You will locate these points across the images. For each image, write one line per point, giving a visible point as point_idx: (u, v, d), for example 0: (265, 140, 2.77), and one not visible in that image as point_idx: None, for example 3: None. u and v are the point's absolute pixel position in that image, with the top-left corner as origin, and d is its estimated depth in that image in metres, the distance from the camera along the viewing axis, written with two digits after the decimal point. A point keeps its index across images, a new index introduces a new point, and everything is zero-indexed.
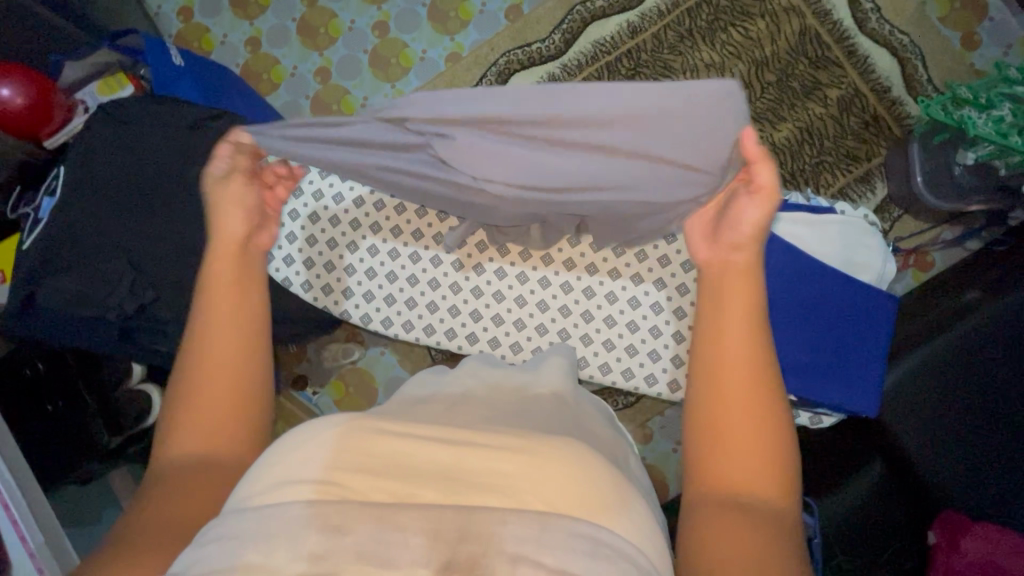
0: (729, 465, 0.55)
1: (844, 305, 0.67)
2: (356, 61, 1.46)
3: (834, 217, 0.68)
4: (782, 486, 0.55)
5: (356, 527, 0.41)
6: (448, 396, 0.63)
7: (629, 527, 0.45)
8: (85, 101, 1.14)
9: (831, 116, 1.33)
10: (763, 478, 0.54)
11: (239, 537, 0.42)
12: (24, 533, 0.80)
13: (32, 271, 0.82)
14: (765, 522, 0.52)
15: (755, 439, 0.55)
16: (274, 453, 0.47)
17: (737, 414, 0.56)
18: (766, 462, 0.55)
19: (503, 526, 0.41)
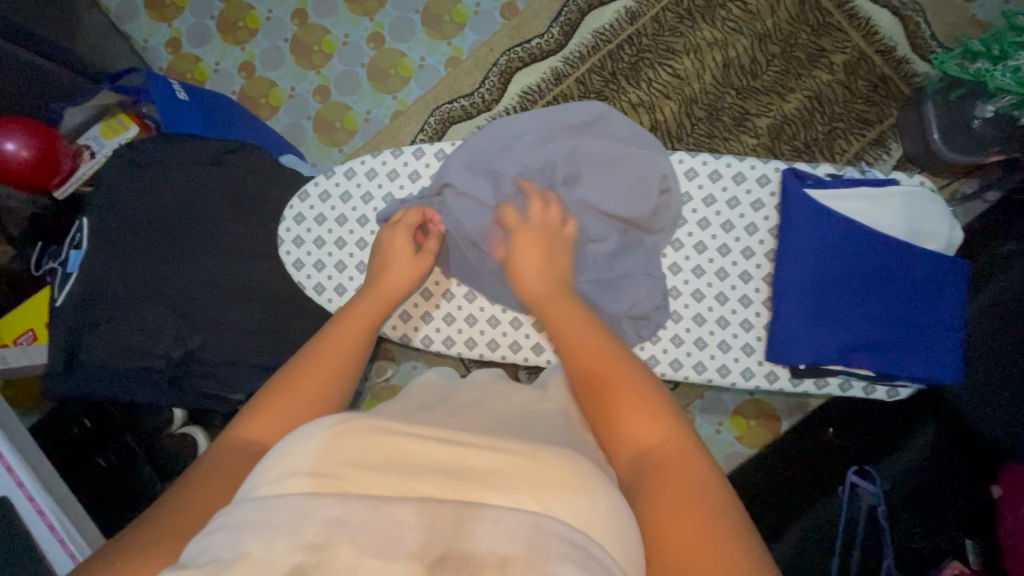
0: (626, 437, 0.52)
1: (916, 276, 0.68)
2: (353, 76, 1.44)
3: (896, 189, 0.69)
4: (671, 426, 0.52)
5: (356, 518, 0.39)
6: (458, 402, 0.61)
7: (624, 552, 0.41)
8: (90, 145, 1.11)
9: (839, 81, 1.32)
10: (653, 433, 0.51)
11: (243, 526, 0.39)
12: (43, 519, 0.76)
13: (72, 330, 0.82)
14: (689, 475, 0.47)
15: (630, 400, 0.53)
16: (281, 447, 0.45)
17: (614, 399, 0.54)
18: (662, 422, 0.52)
19: (497, 524, 0.39)
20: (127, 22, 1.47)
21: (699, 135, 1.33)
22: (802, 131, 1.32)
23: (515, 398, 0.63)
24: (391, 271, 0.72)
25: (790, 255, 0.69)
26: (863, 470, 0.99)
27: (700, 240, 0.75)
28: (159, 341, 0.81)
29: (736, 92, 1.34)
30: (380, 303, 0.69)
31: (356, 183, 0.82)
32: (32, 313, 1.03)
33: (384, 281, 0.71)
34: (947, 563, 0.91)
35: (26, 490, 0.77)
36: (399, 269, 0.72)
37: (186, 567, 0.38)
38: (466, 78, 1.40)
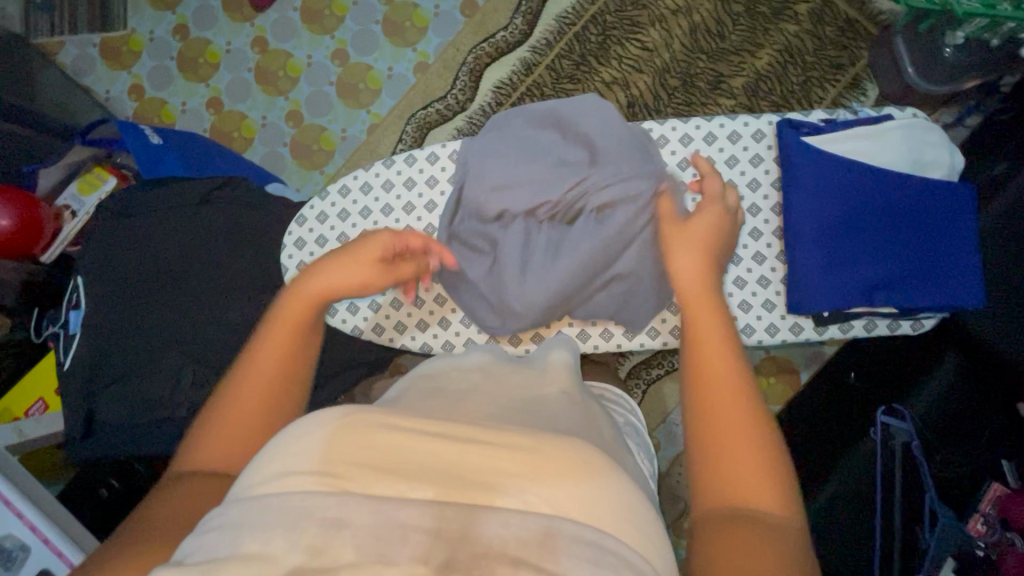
0: (729, 483, 0.46)
1: (928, 205, 0.68)
2: (323, 95, 1.42)
3: (893, 122, 0.70)
4: (791, 504, 0.45)
5: (356, 520, 0.38)
6: (455, 387, 0.59)
7: (610, 519, 0.42)
8: (69, 204, 1.09)
9: (807, 30, 1.32)
10: (765, 494, 0.45)
11: (241, 526, 0.39)
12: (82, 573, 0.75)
13: (86, 393, 0.81)
14: (771, 542, 0.43)
15: (755, 456, 0.46)
16: (274, 444, 0.44)
17: (720, 418, 0.48)
18: (764, 477, 0.46)
19: (507, 527, 0.39)
20: (86, 74, 1.44)
21: (676, 104, 1.33)
22: (778, 86, 1.32)
23: (513, 381, 0.61)
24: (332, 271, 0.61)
25: (800, 203, 0.69)
26: (892, 408, 0.99)
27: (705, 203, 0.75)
28: (176, 390, 0.80)
29: (706, 56, 1.34)
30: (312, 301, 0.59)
31: (352, 200, 0.81)
32: (41, 380, 1.01)
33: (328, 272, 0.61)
34: (988, 485, 0.93)
35: (64, 559, 0.75)
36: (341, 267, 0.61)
37: (179, 564, 0.39)
38: (436, 82, 1.39)
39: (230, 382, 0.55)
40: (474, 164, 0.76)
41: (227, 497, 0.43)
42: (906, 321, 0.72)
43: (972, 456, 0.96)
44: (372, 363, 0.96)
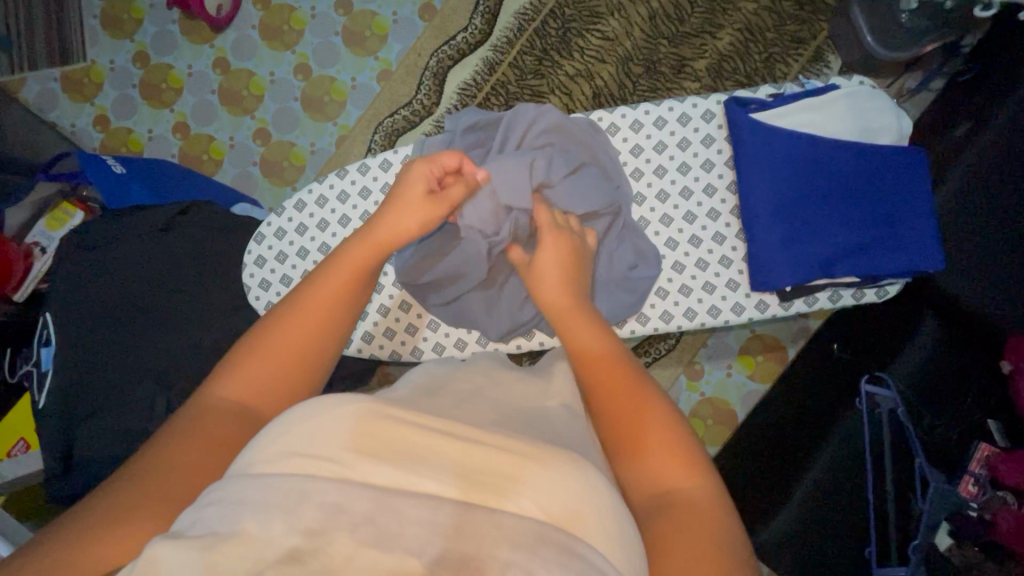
0: (653, 470, 0.50)
1: (877, 172, 0.68)
2: (289, 111, 1.41)
3: (837, 92, 0.70)
4: (702, 471, 0.50)
5: (356, 506, 0.38)
6: (457, 391, 0.58)
7: (600, 542, 0.41)
8: (39, 242, 1.09)
9: (765, 8, 1.32)
10: (678, 470, 0.50)
11: (242, 503, 0.38)
12: None
13: (65, 426, 0.80)
14: (699, 514, 0.47)
15: (664, 442, 0.51)
16: (284, 425, 0.43)
17: (631, 416, 0.52)
18: (683, 458, 0.51)
19: (500, 529, 0.38)
20: (50, 109, 1.43)
21: (641, 91, 1.33)
22: (741, 65, 1.32)
23: (517, 389, 0.61)
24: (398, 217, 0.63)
25: (752, 182, 0.69)
26: (876, 377, 0.99)
27: (661, 188, 0.75)
28: (153, 417, 0.79)
29: (668, 41, 1.33)
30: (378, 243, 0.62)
31: (308, 214, 0.81)
32: (21, 421, 1.00)
33: (383, 217, 0.63)
34: (976, 445, 0.93)
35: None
36: (400, 207, 0.64)
37: (178, 536, 0.37)
38: (401, 88, 1.39)
39: (229, 365, 0.55)
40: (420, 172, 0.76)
41: (227, 474, 0.42)
42: (870, 289, 0.72)
43: (958, 417, 0.96)
44: (357, 375, 0.95)
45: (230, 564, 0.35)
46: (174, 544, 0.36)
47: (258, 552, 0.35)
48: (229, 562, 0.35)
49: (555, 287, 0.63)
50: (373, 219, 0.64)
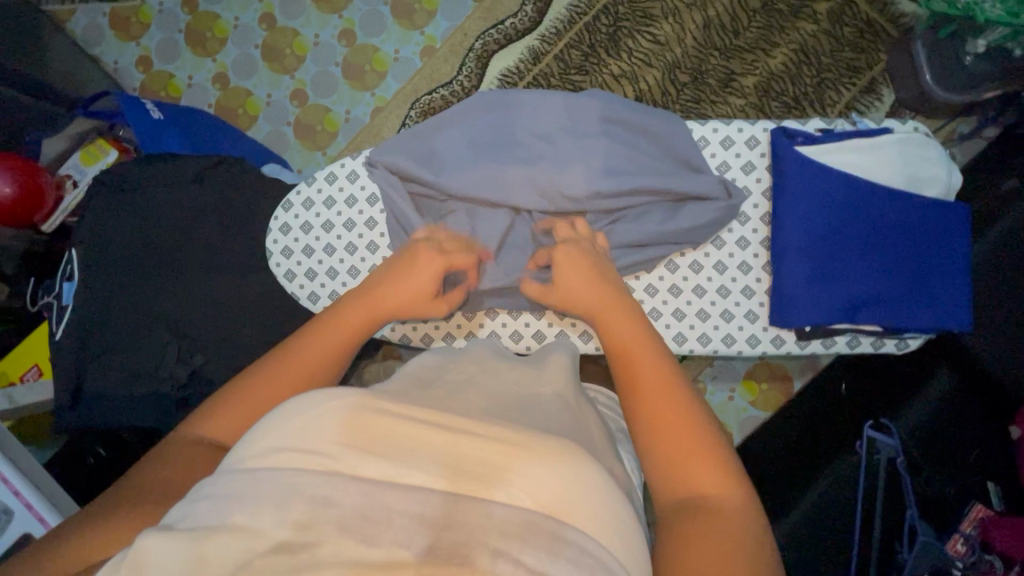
0: (682, 471, 0.50)
1: (918, 224, 0.66)
2: (329, 76, 1.41)
3: (891, 137, 0.68)
4: (729, 474, 0.50)
5: (344, 499, 0.39)
6: (448, 382, 0.59)
7: (600, 524, 0.42)
8: (72, 175, 1.11)
9: (825, 31, 1.28)
10: (705, 472, 0.50)
11: (231, 498, 0.39)
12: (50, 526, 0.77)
13: (77, 363, 0.81)
14: (726, 519, 0.47)
15: (701, 449, 0.51)
16: (276, 417, 0.44)
17: (660, 414, 0.52)
18: (711, 460, 0.50)
19: (489, 516, 0.39)
20: (95, 43, 1.44)
21: (685, 101, 1.30)
22: (790, 87, 1.28)
23: (510, 377, 0.62)
24: (393, 292, 0.63)
25: (790, 212, 0.67)
26: (879, 423, 0.98)
27: None
28: (162, 364, 0.81)
29: (719, 53, 1.30)
30: (368, 317, 0.62)
31: (339, 187, 0.80)
32: (36, 347, 1.03)
33: (381, 297, 0.63)
34: (971, 505, 0.92)
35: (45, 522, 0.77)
36: (398, 296, 0.63)
37: (170, 529, 0.38)
38: (443, 67, 1.38)
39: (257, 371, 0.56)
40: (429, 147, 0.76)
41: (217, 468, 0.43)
42: (891, 340, 0.71)
43: (959, 476, 0.93)
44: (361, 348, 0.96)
45: (217, 554, 0.36)
46: (164, 539, 0.37)
47: (250, 543, 0.37)
48: (220, 554, 0.36)
49: (585, 287, 0.64)
50: (371, 281, 0.65)
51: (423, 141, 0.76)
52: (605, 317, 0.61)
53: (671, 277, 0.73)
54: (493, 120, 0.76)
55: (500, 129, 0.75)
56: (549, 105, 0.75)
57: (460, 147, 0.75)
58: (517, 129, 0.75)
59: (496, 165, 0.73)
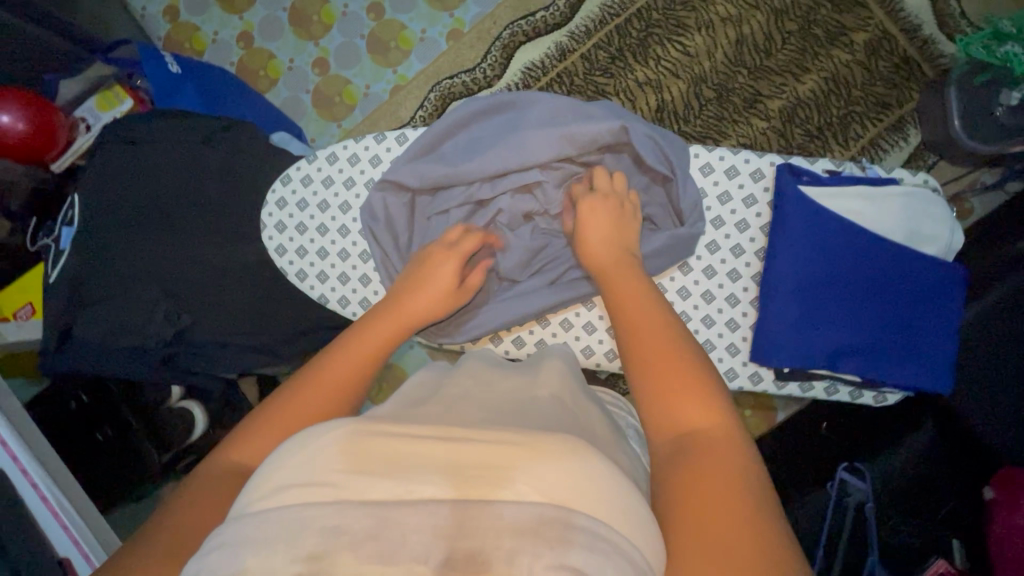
0: (676, 411, 0.50)
1: (914, 280, 0.66)
2: (354, 48, 1.40)
3: (896, 188, 0.67)
4: (723, 414, 0.50)
5: (355, 525, 0.38)
6: (445, 397, 0.59)
7: (615, 513, 0.41)
8: (86, 118, 1.11)
9: (859, 61, 1.25)
10: (698, 411, 0.50)
11: (240, 543, 0.38)
12: (25, 466, 0.78)
13: (68, 309, 0.82)
14: (715, 455, 0.47)
15: (695, 391, 0.51)
16: (282, 453, 0.44)
17: (658, 362, 0.54)
18: (704, 401, 0.51)
19: (501, 519, 0.38)
20: None
21: (707, 117, 1.28)
22: (816, 115, 1.26)
23: (505, 387, 0.62)
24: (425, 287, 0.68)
25: (785, 249, 0.66)
26: (854, 466, 0.97)
27: (713, 239, 0.72)
28: (149, 321, 0.82)
29: (748, 71, 1.28)
30: (399, 321, 0.65)
31: (339, 169, 0.80)
32: (29, 286, 1.02)
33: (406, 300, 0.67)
34: (935, 560, 0.89)
35: (61, 522, 0.77)
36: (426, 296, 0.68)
37: None
38: (468, 52, 1.36)
39: (272, 403, 0.56)
40: (425, 140, 0.75)
41: (227, 516, 0.42)
42: (870, 392, 0.70)
43: (924, 527, 0.93)
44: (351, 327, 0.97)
45: None
46: None
47: None
48: None
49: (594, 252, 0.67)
50: (394, 294, 0.69)
51: (422, 136, 0.76)
52: (612, 278, 0.64)
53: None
54: (494, 118, 0.76)
55: (507, 124, 0.75)
56: (558, 106, 0.74)
57: (461, 142, 0.76)
58: (518, 126, 0.74)
59: (496, 159, 0.73)
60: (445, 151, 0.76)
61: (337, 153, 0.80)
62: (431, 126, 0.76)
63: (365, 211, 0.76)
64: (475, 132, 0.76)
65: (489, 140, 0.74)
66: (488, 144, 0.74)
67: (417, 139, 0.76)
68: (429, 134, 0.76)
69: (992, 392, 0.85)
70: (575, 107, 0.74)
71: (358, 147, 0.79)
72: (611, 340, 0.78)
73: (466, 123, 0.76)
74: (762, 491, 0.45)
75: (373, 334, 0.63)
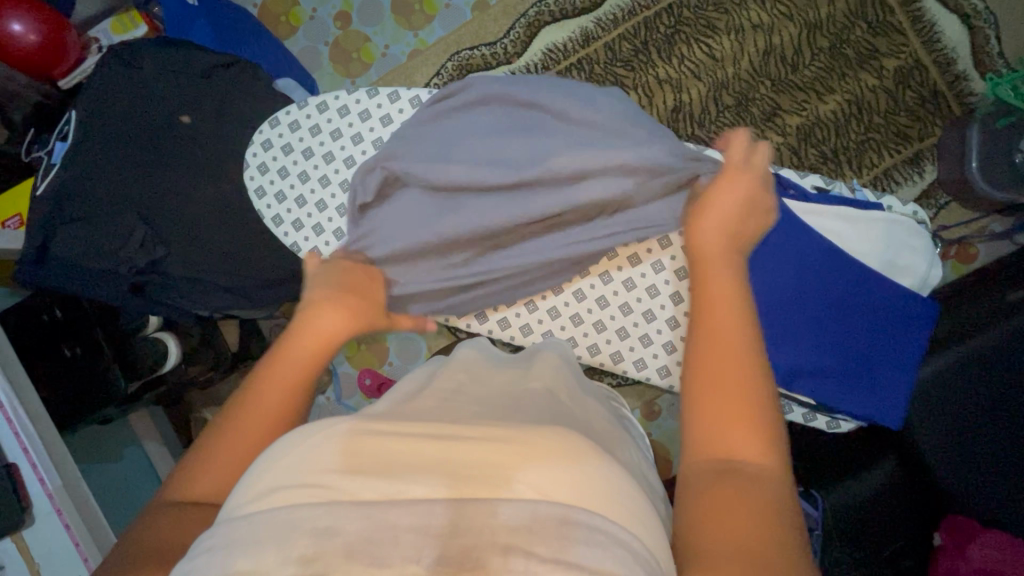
0: (722, 433, 0.46)
1: (885, 310, 0.65)
2: (377, 6, 1.38)
3: (879, 214, 0.65)
4: (775, 449, 0.45)
5: (347, 527, 0.38)
6: (439, 390, 0.59)
7: (600, 501, 0.41)
8: (99, 40, 1.11)
9: (886, 88, 1.22)
10: (748, 439, 0.45)
11: (230, 546, 0.39)
12: (9, 414, 0.79)
13: (48, 225, 0.82)
14: (756, 490, 0.42)
15: (746, 413, 0.46)
16: (263, 464, 0.45)
17: (719, 370, 0.48)
18: (756, 427, 0.45)
19: (495, 517, 0.39)
20: None
21: (723, 124, 1.26)
22: (833, 137, 1.23)
23: (499, 382, 0.62)
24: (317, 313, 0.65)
25: (758, 266, 0.65)
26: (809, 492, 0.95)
27: None
28: (125, 246, 0.83)
29: (771, 84, 1.25)
30: (313, 344, 0.62)
31: (327, 118, 0.79)
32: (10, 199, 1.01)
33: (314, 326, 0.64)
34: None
35: (14, 425, 0.79)
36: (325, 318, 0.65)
37: None
38: (492, 26, 1.34)
39: (227, 425, 0.55)
40: (428, 116, 0.76)
41: (215, 520, 0.43)
42: (824, 417, 0.70)
43: (869, 564, 0.90)
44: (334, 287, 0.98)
45: None
46: None
47: None
48: None
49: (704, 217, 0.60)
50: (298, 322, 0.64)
51: (424, 110, 0.76)
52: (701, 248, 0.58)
53: (602, 288, 0.78)
54: (497, 98, 0.75)
55: (508, 108, 0.75)
56: (563, 95, 0.74)
57: (459, 117, 0.75)
58: (520, 113, 0.74)
59: (489, 143, 0.73)
60: (446, 125, 0.75)
61: (325, 102, 0.80)
62: (437, 101, 0.76)
63: (354, 178, 0.76)
64: (476, 110, 0.75)
65: (487, 121, 0.74)
66: (487, 126, 0.74)
67: (420, 113, 0.76)
68: (433, 109, 0.76)
69: (971, 443, 0.84)
70: (579, 96, 0.73)
71: (347, 102, 0.79)
72: (572, 327, 0.79)
73: (469, 99, 0.76)
74: (801, 543, 0.41)
75: (292, 360, 0.60)
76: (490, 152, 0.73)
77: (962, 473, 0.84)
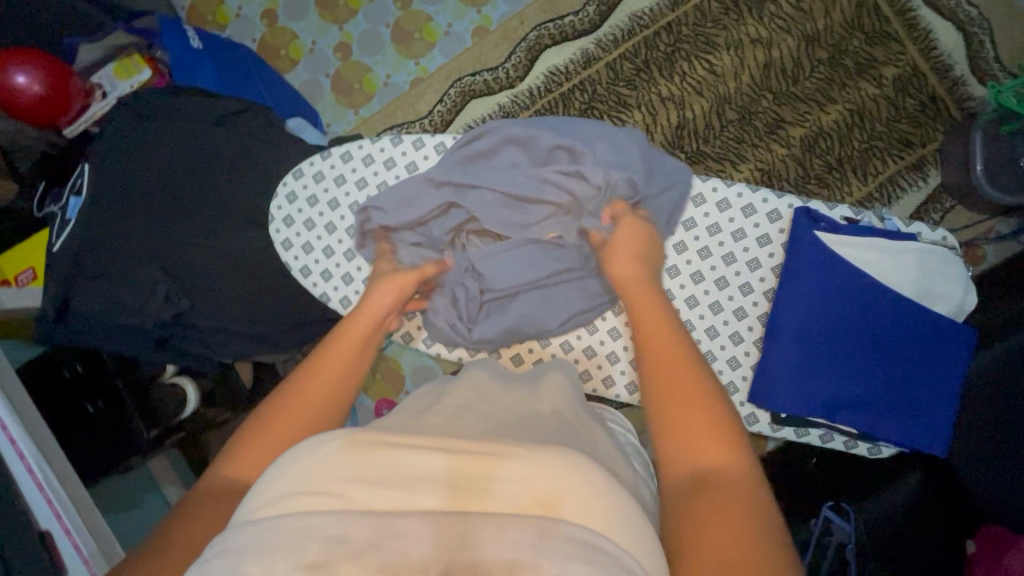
0: (693, 449, 0.51)
1: (925, 338, 0.66)
2: (377, 36, 1.38)
3: (911, 244, 0.67)
4: (740, 454, 0.50)
5: (356, 534, 0.38)
6: (445, 407, 0.59)
7: (602, 517, 0.41)
8: (102, 84, 1.10)
9: (886, 97, 1.24)
10: (713, 450, 0.50)
11: (245, 548, 0.38)
12: (42, 481, 0.78)
13: (67, 281, 0.82)
14: (732, 493, 0.47)
15: (706, 425, 0.52)
16: (278, 468, 0.44)
17: (673, 395, 0.54)
18: (720, 438, 0.51)
19: (502, 532, 0.38)
20: None
21: (727, 137, 1.27)
22: (836, 146, 1.24)
23: (505, 402, 0.61)
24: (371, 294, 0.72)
25: (791, 297, 0.67)
26: (840, 506, 0.95)
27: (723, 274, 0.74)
28: (149, 301, 0.82)
29: (773, 96, 1.26)
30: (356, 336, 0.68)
31: (351, 167, 0.80)
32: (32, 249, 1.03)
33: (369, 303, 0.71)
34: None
35: (45, 493, 0.78)
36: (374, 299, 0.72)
37: None
38: (493, 52, 1.35)
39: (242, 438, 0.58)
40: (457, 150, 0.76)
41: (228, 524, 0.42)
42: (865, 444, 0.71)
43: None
44: None
45: None
46: None
47: None
48: None
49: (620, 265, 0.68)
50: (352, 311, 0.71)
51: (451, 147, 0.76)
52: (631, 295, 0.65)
53: None
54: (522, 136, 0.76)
55: (531, 144, 0.76)
56: (588, 130, 0.75)
57: (487, 155, 0.76)
58: (545, 148, 0.75)
59: (515, 180, 0.73)
60: (474, 162, 0.76)
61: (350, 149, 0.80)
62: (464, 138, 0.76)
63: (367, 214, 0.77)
64: (503, 146, 0.76)
65: (511, 160, 0.76)
66: (515, 160, 0.75)
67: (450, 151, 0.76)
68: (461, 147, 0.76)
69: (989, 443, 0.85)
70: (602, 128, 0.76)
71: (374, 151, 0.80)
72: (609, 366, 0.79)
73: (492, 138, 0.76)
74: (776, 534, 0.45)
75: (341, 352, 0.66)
76: (516, 185, 0.73)
77: (986, 478, 0.85)
